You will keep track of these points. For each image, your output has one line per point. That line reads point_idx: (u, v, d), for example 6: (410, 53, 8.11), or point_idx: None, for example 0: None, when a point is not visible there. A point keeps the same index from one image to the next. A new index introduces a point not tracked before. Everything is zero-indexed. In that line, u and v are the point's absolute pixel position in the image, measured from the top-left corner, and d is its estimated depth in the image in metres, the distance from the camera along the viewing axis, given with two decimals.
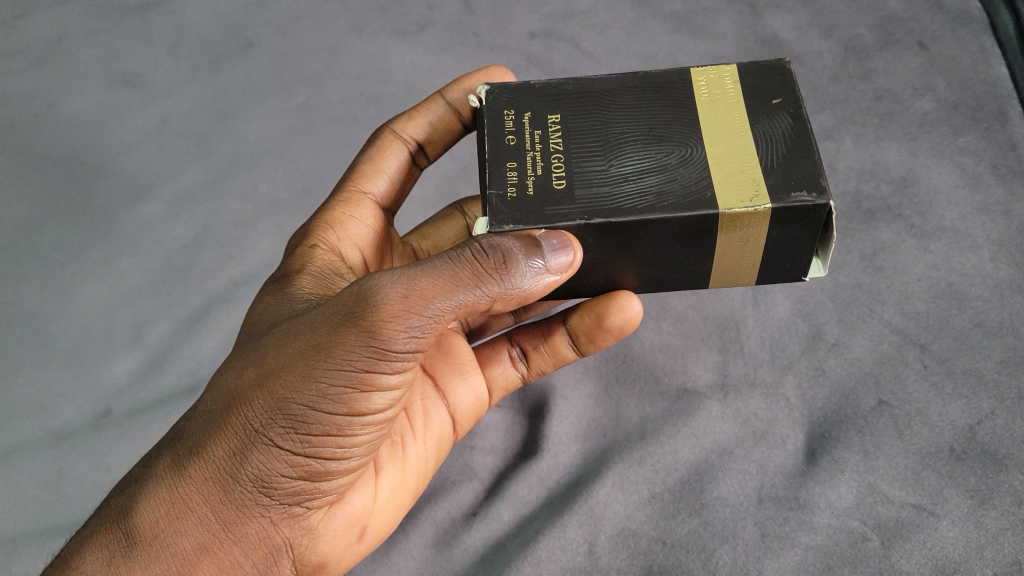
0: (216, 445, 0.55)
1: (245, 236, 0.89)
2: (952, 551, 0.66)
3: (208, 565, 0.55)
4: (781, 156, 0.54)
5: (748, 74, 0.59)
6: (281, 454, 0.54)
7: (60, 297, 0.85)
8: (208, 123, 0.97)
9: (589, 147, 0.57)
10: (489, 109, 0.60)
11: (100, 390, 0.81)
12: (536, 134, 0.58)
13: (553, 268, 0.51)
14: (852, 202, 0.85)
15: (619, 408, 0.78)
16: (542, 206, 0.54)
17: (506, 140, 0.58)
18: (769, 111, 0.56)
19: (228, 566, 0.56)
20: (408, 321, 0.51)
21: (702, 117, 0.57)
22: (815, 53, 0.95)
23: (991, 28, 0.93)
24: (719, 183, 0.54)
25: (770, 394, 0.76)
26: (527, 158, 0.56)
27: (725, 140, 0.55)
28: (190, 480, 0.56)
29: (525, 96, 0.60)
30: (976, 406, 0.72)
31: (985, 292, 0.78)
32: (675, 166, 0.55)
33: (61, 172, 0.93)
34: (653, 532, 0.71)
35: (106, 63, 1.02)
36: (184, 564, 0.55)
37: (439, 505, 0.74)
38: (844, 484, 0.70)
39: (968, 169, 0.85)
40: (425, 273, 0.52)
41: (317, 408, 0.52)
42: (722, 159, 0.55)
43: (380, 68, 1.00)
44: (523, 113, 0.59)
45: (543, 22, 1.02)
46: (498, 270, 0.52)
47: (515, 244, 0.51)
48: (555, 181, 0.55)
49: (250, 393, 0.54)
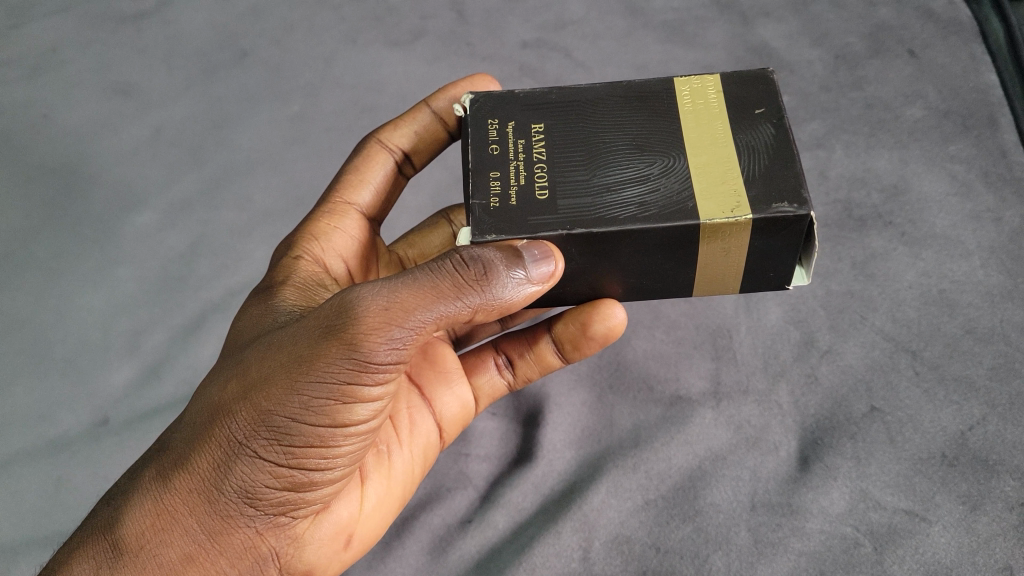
0: (201, 457, 0.56)
1: (241, 246, 0.90)
2: (944, 557, 0.67)
3: None
4: (763, 167, 0.55)
5: (731, 84, 0.59)
6: (264, 466, 0.54)
7: (57, 306, 0.86)
8: (203, 132, 0.98)
9: (573, 156, 0.58)
10: (474, 118, 0.60)
11: (98, 399, 0.81)
12: (519, 143, 0.59)
13: (534, 278, 0.52)
14: (843, 210, 0.86)
15: (610, 415, 0.78)
16: (525, 216, 0.55)
17: (490, 149, 0.58)
18: (752, 121, 0.57)
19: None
20: (388, 332, 0.51)
21: (686, 126, 0.58)
22: (806, 62, 0.96)
23: (981, 36, 0.94)
24: (702, 193, 0.54)
25: (762, 402, 0.76)
26: (510, 168, 0.57)
27: (708, 150, 0.56)
28: (175, 491, 0.56)
29: (510, 106, 0.61)
30: (967, 412, 0.73)
31: (975, 298, 0.78)
32: (657, 176, 0.55)
33: (58, 183, 0.94)
34: (647, 538, 0.71)
35: (102, 72, 1.03)
36: None
37: (434, 513, 0.75)
38: (837, 490, 0.71)
39: (958, 176, 0.85)
40: (406, 285, 0.52)
41: (300, 420, 0.53)
42: (705, 169, 0.55)
43: (373, 78, 1.01)
44: (507, 123, 0.60)
45: (536, 32, 1.03)
46: (479, 281, 0.52)
47: (496, 256, 0.52)
48: (538, 191, 0.56)
49: (233, 405, 0.55)
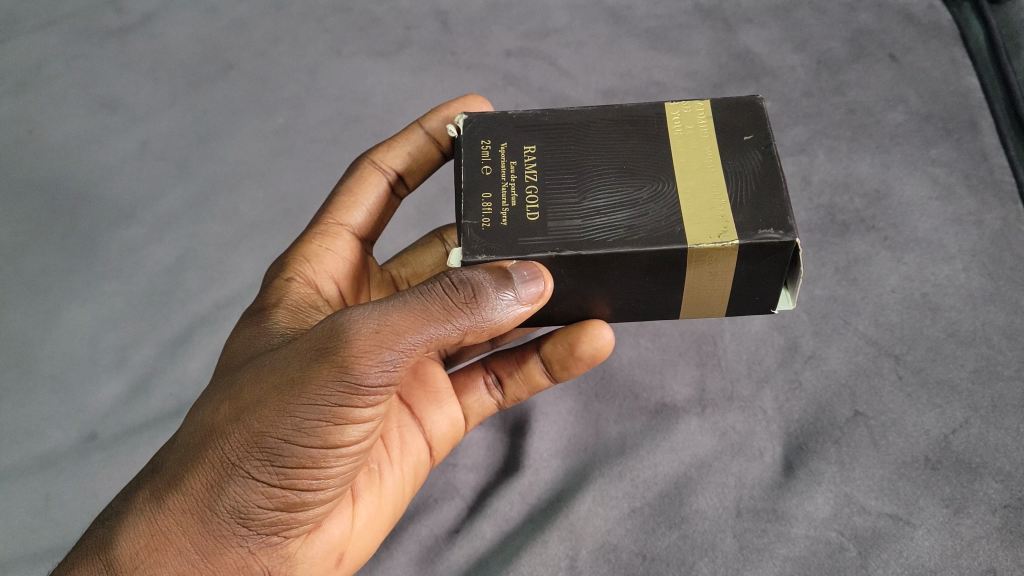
0: (194, 478, 0.56)
1: (228, 259, 0.90)
2: (928, 560, 0.67)
3: None
4: (751, 193, 0.55)
5: (720, 109, 0.60)
6: (257, 486, 0.55)
7: (44, 323, 0.86)
8: (187, 145, 0.98)
9: (563, 179, 0.58)
10: (468, 138, 0.60)
11: (86, 414, 0.81)
12: (511, 164, 0.59)
13: (523, 298, 0.52)
14: (826, 216, 0.86)
15: (598, 424, 0.79)
16: (515, 238, 0.55)
17: (482, 171, 0.58)
18: (740, 147, 0.57)
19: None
20: (379, 355, 0.52)
21: (675, 151, 0.58)
22: (788, 67, 0.97)
23: (961, 39, 0.95)
24: (690, 218, 0.55)
25: (747, 408, 0.77)
26: (502, 189, 0.57)
27: (697, 175, 0.57)
28: (169, 512, 0.56)
29: (503, 127, 0.61)
30: (950, 415, 0.73)
31: (958, 302, 0.79)
32: (646, 201, 0.56)
33: (44, 198, 0.94)
34: (633, 546, 0.72)
35: (86, 88, 1.03)
36: None
37: (422, 523, 0.75)
38: (821, 495, 0.71)
39: (940, 179, 0.86)
40: (397, 308, 0.53)
41: (292, 442, 0.53)
42: (693, 194, 0.56)
43: (359, 89, 1.01)
44: (499, 144, 0.60)
45: (520, 41, 1.03)
46: (469, 304, 0.52)
47: (485, 278, 0.52)
48: (529, 213, 0.56)
49: (227, 427, 0.55)
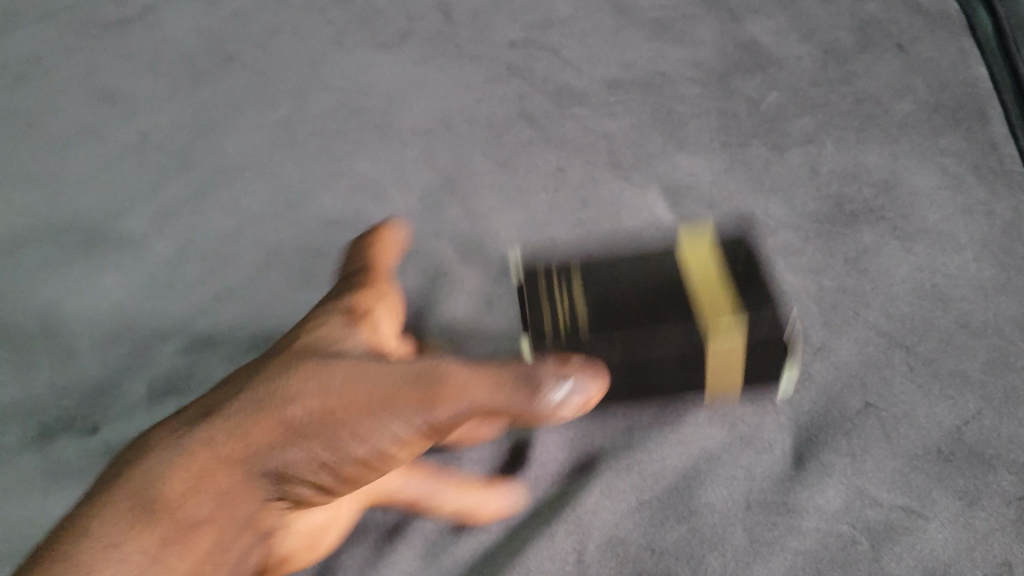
0: (249, 430, 0.57)
1: (228, 250, 0.88)
2: (942, 553, 0.65)
3: (205, 541, 0.55)
4: (748, 303, 0.72)
5: (718, 246, 0.77)
6: (298, 465, 0.56)
7: (44, 315, 0.84)
8: (189, 136, 0.97)
9: (605, 302, 0.74)
10: (526, 280, 0.78)
11: (82, 404, 0.78)
12: (562, 292, 0.76)
13: (576, 397, 0.58)
14: (835, 205, 0.85)
15: (606, 415, 0.78)
16: (574, 350, 0.71)
17: (540, 297, 0.76)
18: (735, 267, 0.75)
19: (219, 545, 0.56)
20: (448, 406, 0.56)
21: (688, 279, 0.74)
22: (795, 57, 0.96)
23: (969, 29, 0.95)
24: (708, 311, 0.70)
25: (757, 401, 0.76)
26: (558, 311, 0.74)
27: (710, 292, 0.73)
28: (213, 455, 0.57)
29: (552, 271, 0.78)
30: (962, 407, 0.72)
31: (969, 292, 0.78)
32: (675, 329, 0.71)
33: (43, 189, 0.93)
34: (642, 540, 0.70)
35: (85, 79, 1.03)
36: (186, 532, 0.55)
37: (427, 517, 0.73)
38: (832, 488, 0.70)
39: (949, 169, 0.85)
40: (476, 370, 0.58)
41: (347, 449, 0.55)
42: (706, 302, 0.72)
43: (361, 80, 1.01)
44: (550, 276, 0.77)
45: (524, 32, 1.03)
46: (535, 389, 0.57)
47: (556, 369, 0.58)
48: (579, 326, 0.73)
49: (293, 400, 0.57)
